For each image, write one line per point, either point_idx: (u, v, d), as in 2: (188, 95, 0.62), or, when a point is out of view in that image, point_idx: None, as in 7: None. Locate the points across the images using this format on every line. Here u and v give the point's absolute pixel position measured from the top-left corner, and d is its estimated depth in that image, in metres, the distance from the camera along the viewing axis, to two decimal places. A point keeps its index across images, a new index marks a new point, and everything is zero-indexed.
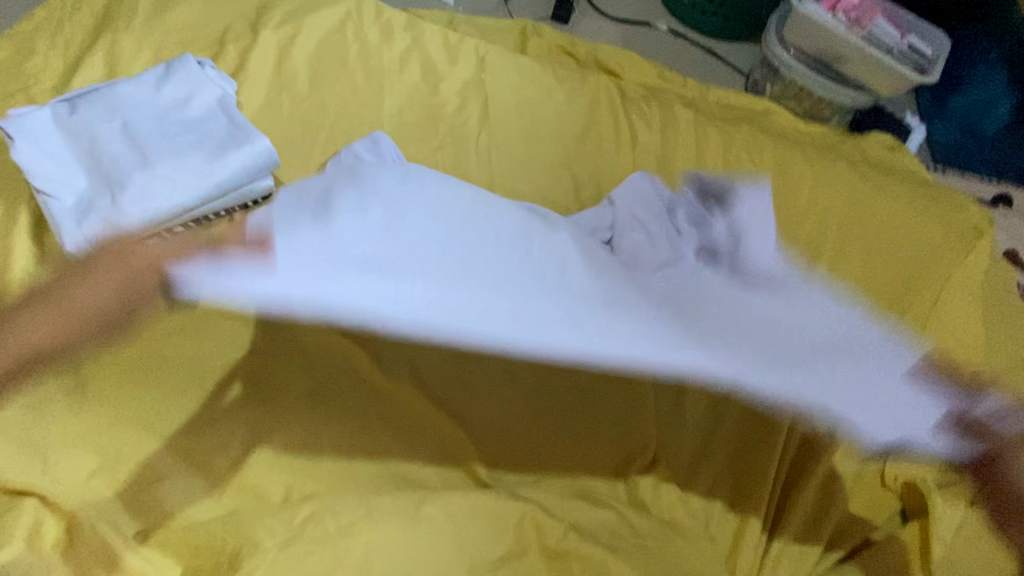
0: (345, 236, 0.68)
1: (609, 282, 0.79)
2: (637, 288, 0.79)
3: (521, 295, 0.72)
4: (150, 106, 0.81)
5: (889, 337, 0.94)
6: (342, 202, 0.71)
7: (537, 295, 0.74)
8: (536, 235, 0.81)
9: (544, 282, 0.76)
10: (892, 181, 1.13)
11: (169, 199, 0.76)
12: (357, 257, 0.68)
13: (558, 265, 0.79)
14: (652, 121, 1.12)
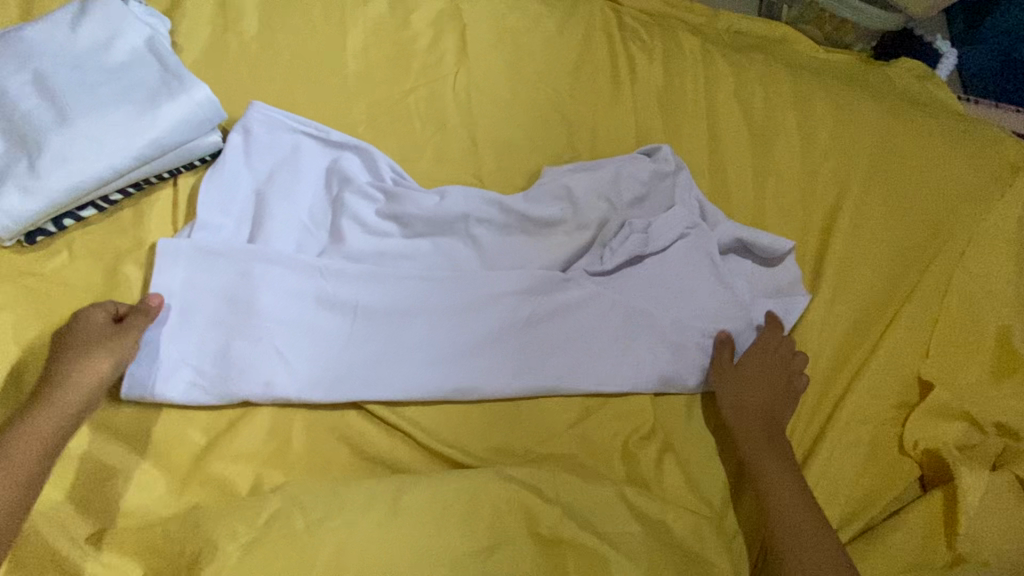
0: (258, 375, 0.64)
1: (548, 337, 0.73)
2: (585, 372, 0.72)
3: (426, 367, 0.69)
4: (65, 52, 0.69)
5: (913, 290, 0.87)
6: (258, 329, 0.66)
7: (457, 339, 0.71)
8: (460, 279, 0.72)
9: (467, 305, 0.72)
10: (922, 113, 1.02)
11: (96, 161, 0.65)
12: (278, 365, 0.65)
13: (488, 333, 0.71)
14: (654, 53, 0.99)
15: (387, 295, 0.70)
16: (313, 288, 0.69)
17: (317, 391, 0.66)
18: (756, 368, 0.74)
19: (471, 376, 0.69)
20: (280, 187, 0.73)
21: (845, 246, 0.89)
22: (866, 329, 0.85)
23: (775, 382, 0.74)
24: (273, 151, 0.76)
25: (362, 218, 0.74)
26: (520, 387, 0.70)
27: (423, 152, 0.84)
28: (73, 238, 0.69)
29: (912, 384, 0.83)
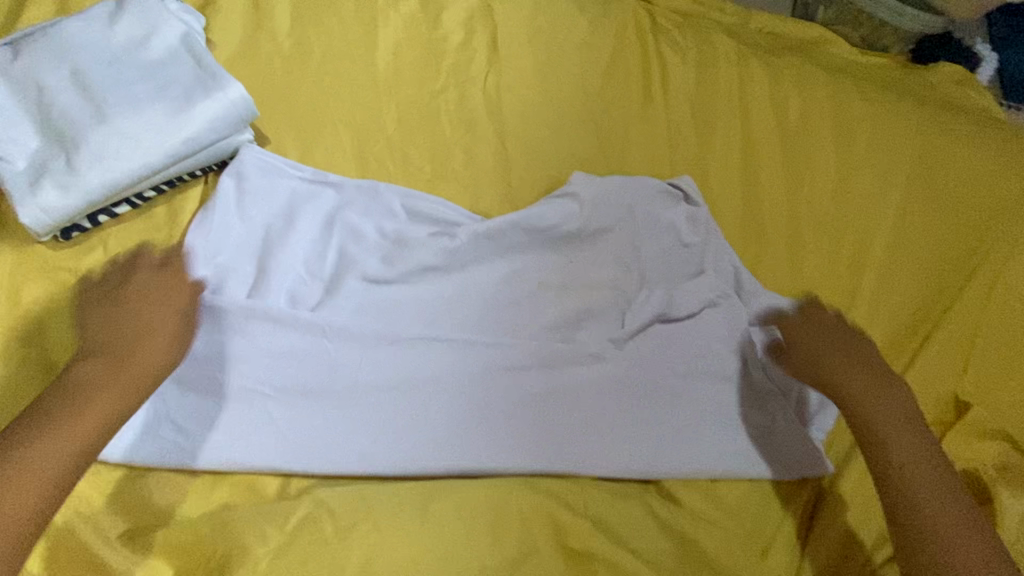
0: (248, 436, 0.63)
1: (554, 404, 0.70)
2: (592, 433, 0.69)
3: (423, 427, 0.67)
4: (101, 48, 0.69)
5: (953, 304, 0.84)
6: (249, 388, 0.65)
7: (456, 395, 0.69)
8: (467, 341, 0.71)
9: (469, 359, 0.70)
10: (964, 125, 0.98)
11: (131, 158, 0.66)
12: (270, 425, 0.64)
13: (493, 398, 0.69)
14: (687, 54, 0.97)
15: (390, 346, 0.69)
16: (317, 348, 0.67)
17: (310, 461, 0.63)
18: (856, 358, 0.69)
19: (471, 437, 0.67)
20: (283, 240, 0.72)
21: (883, 258, 0.86)
22: (902, 343, 0.82)
23: (833, 345, 0.70)
24: (283, 200, 0.74)
25: (370, 270, 0.73)
26: (521, 450, 0.67)
27: (453, 154, 0.83)
28: (106, 234, 0.69)
29: (948, 402, 0.80)
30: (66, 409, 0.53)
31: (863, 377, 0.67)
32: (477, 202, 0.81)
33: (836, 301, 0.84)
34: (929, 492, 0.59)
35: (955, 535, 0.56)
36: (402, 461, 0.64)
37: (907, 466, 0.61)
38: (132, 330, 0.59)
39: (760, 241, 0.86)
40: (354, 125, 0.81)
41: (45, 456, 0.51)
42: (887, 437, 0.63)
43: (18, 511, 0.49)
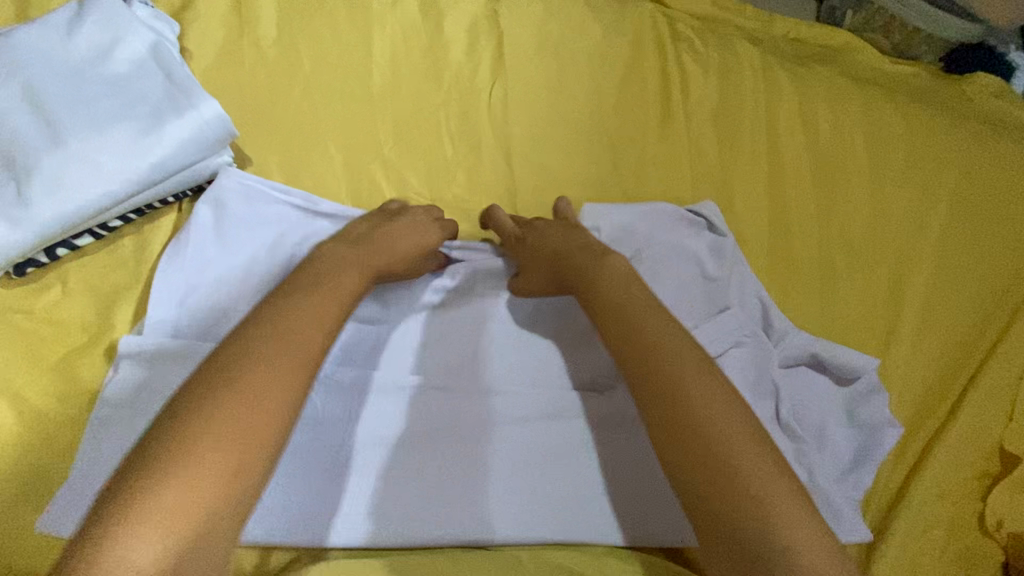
0: None
1: (567, 457, 0.61)
2: (608, 491, 0.60)
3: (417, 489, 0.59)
4: (59, 61, 0.62)
5: (998, 342, 0.77)
6: None
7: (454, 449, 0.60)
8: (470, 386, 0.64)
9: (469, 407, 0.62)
10: (1005, 145, 0.91)
11: (92, 186, 0.58)
12: None
13: (499, 450, 0.61)
14: (709, 64, 0.89)
15: (382, 396, 0.62)
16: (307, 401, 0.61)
17: (296, 531, 0.57)
18: (649, 313, 0.57)
19: (470, 498, 0.58)
20: (404, 238, 0.65)
21: (922, 291, 0.79)
22: (944, 387, 0.76)
23: (559, 235, 0.67)
24: (403, 212, 0.69)
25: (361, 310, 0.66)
26: (527, 514, 0.58)
27: (454, 176, 0.75)
28: (65, 269, 0.62)
29: (994, 453, 0.73)
30: (215, 373, 0.46)
31: (577, 260, 0.64)
32: (480, 229, 0.74)
33: (872, 340, 0.77)
34: (742, 454, 0.47)
35: (725, 412, 0.49)
36: (393, 530, 0.57)
37: (671, 384, 0.52)
38: (301, 294, 0.55)
39: (789, 273, 0.79)
40: (345, 144, 0.73)
41: (249, 410, 0.44)
42: (639, 357, 0.54)
43: (198, 496, 0.40)
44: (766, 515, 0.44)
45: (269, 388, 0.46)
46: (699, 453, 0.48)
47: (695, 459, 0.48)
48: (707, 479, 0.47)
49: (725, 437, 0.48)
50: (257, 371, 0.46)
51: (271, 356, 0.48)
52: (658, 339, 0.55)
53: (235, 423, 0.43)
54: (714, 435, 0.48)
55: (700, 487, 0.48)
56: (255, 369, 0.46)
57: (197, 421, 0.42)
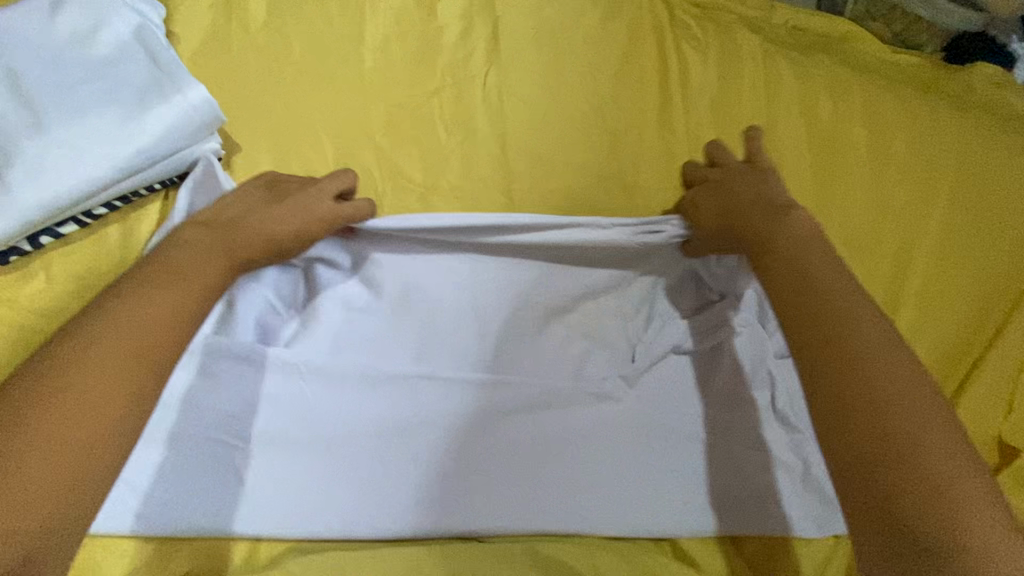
0: (210, 495, 0.55)
1: (557, 454, 0.63)
2: (599, 483, 0.62)
3: (410, 481, 0.59)
4: (41, 44, 0.60)
5: (998, 334, 0.77)
6: (211, 440, 0.57)
7: (446, 441, 0.61)
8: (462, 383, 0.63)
9: (459, 401, 0.62)
10: (1007, 134, 0.90)
11: (74, 173, 0.57)
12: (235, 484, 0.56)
13: (488, 448, 0.62)
14: (707, 50, 0.87)
15: (372, 387, 0.61)
16: (295, 395, 0.60)
17: (281, 526, 0.56)
18: (835, 286, 0.55)
19: (463, 490, 0.60)
20: (268, 222, 0.59)
21: (923, 283, 0.79)
22: (942, 380, 0.75)
23: (746, 200, 0.65)
24: (289, 186, 0.63)
25: (349, 295, 0.64)
26: (520, 505, 0.60)
27: (447, 163, 0.73)
28: (49, 258, 0.61)
29: (993, 447, 0.72)
30: (47, 371, 0.45)
31: (761, 225, 0.62)
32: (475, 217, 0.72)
33: None
34: (936, 451, 0.44)
35: (915, 399, 0.46)
36: (389, 521, 0.57)
37: (837, 349, 0.50)
38: (151, 281, 0.53)
39: None
40: (336, 131, 0.72)
41: (84, 412, 0.44)
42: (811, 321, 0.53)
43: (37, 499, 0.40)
44: (958, 507, 0.41)
45: (108, 384, 0.46)
46: (879, 438, 0.45)
47: (873, 446, 0.45)
48: (896, 466, 0.44)
49: (916, 428, 0.45)
50: (92, 368, 0.46)
51: (103, 350, 0.47)
52: (845, 317, 0.52)
53: (60, 422, 0.43)
54: (900, 425, 0.45)
55: (884, 470, 0.44)
56: (87, 364, 0.46)
57: (71, 367, 0.46)
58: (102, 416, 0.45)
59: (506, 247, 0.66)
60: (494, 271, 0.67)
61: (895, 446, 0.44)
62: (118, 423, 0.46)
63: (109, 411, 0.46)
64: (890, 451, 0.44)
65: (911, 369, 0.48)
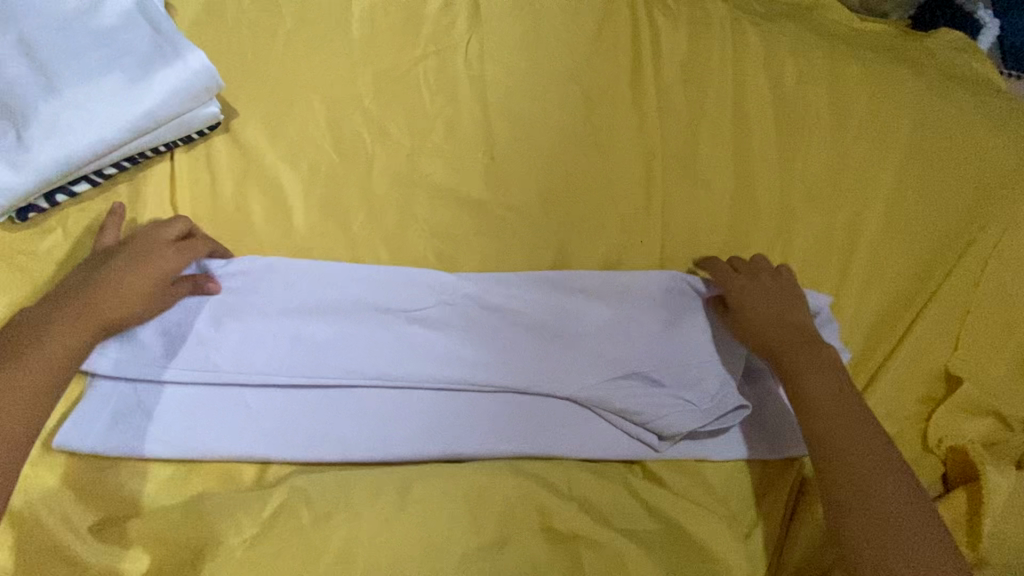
0: (225, 427, 0.62)
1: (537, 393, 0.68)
2: (577, 412, 0.68)
3: (405, 411, 0.66)
4: (52, 16, 0.65)
5: (948, 276, 0.83)
6: (225, 384, 0.64)
7: (435, 374, 0.67)
8: (446, 329, 0.69)
9: (446, 346, 0.68)
10: (962, 94, 0.94)
11: (87, 133, 0.62)
12: (251, 421, 0.63)
13: (468, 379, 0.67)
14: (679, 17, 0.92)
15: (370, 334, 0.67)
16: (292, 343, 0.66)
17: (288, 449, 0.62)
18: (808, 341, 0.69)
19: (452, 419, 0.66)
20: (110, 282, 0.61)
21: (877, 233, 0.84)
22: (896, 319, 0.81)
23: (771, 310, 0.71)
24: (135, 241, 0.63)
25: (333, 269, 0.69)
26: (505, 433, 0.66)
27: (433, 126, 0.78)
28: (65, 215, 0.67)
29: (939, 379, 0.79)
30: None
31: (789, 347, 0.69)
32: (457, 176, 0.77)
33: (828, 278, 0.82)
34: (880, 464, 0.61)
35: (901, 535, 0.57)
36: (388, 446, 0.64)
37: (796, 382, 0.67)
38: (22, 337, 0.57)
39: (751, 217, 0.83)
40: (326, 96, 0.77)
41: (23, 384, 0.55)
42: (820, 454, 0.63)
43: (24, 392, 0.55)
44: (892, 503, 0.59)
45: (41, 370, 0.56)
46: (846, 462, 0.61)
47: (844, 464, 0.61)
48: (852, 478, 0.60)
49: (866, 447, 0.62)
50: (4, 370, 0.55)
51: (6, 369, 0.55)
52: (812, 366, 0.67)
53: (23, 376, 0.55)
54: (855, 449, 0.62)
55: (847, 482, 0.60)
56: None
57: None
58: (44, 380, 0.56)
59: (485, 331, 0.70)
60: (451, 284, 0.70)
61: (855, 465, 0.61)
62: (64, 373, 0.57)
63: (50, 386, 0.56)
64: (851, 467, 0.61)
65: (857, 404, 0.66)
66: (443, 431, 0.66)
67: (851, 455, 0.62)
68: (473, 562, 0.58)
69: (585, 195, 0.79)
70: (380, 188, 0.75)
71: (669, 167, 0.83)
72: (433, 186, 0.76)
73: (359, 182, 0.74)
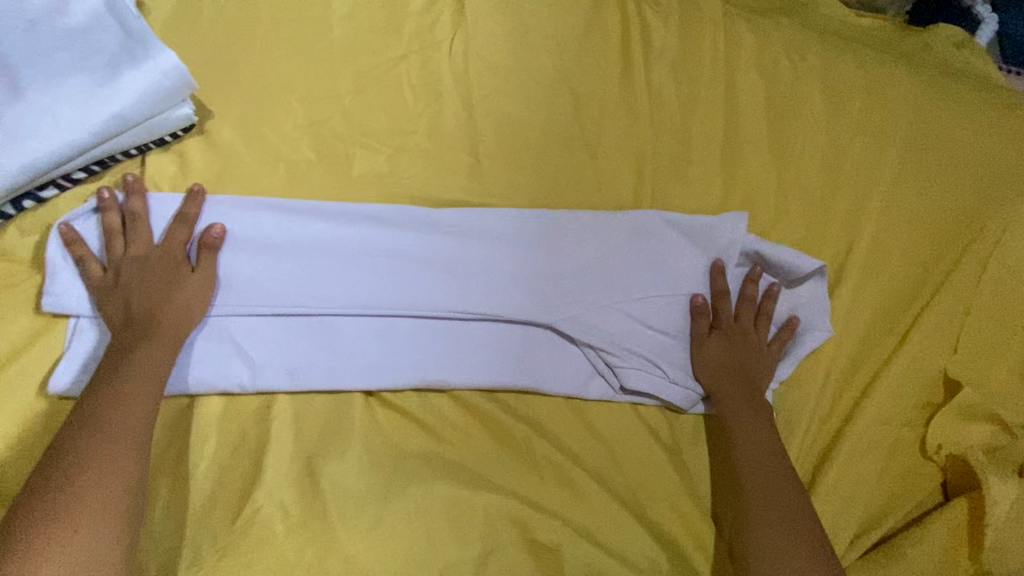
0: (209, 363, 0.63)
1: (517, 331, 0.70)
2: (553, 348, 0.70)
3: (388, 345, 0.67)
4: (13, 14, 0.63)
5: (945, 280, 0.80)
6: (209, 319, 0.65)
7: (416, 307, 0.68)
8: (431, 269, 0.70)
9: (427, 283, 0.70)
10: (956, 86, 0.92)
11: (51, 137, 0.60)
12: (232, 355, 0.64)
13: (448, 310, 0.69)
14: (670, 13, 0.90)
15: (351, 271, 0.69)
16: (273, 278, 0.67)
17: (273, 380, 0.64)
18: (759, 412, 0.68)
19: (433, 355, 0.67)
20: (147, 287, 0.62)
21: (874, 228, 0.82)
22: (892, 323, 0.79)
23: (729, 359, 0.72)
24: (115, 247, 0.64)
25: (310, 208, 0.69)
26: (486, 367, 0.68)
27: (416, 127, 0.76)
28: (32, 221, 0.65)
29: (938, 384, 0.77)
30: (70, 450, 0.52)
31: (738, 400, 0.69)
32: (440, 178, 0.75)
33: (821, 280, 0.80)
34: (800, 558, 0.59)
35: None
36: (374, 419, 0.64)
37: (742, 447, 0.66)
38: (122, 371, 0.57)
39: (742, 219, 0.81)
40: (306, 97, 0.74)
41: (137, 409, 0.55)
42: (746, 479, 0.65)
43: (143, 416, 0.56)
44: None
45: (148, 384, 0.57)
46: (766, 549, 0.60)
47: (765, 549, 0.60)
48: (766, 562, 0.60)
49: (793, 537, 0.60)
50: (120, 414, 0.54)
51: (119, 401, 0.55)
52: (762, 442, 0.66)
53: (139, 406, 0.56)
54: (780, 534, 0.60)
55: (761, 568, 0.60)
56: (118, 411, 0.55)
57: (25, 509, 0.49)
58: (147, 398, 0.57)
59: (464, 266, 0.71)
60: (431, 223, 0.72)
61: (775, 555, 0.60)
62: (158, 382, 0.58)
63: (155, 396, 0.57)
64: (768, 553, 0.60)
65: (799, 495, 0.63)
66: (425, 364, 0.67)
67: (772, 537, 0.61)
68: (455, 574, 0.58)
69: (572, 196, 0.77)
70: (362, 191, 0.72)
71: (660, 168, 0.81)
72: (418, 189, 0.74)
73: (339, 186, 0.72)
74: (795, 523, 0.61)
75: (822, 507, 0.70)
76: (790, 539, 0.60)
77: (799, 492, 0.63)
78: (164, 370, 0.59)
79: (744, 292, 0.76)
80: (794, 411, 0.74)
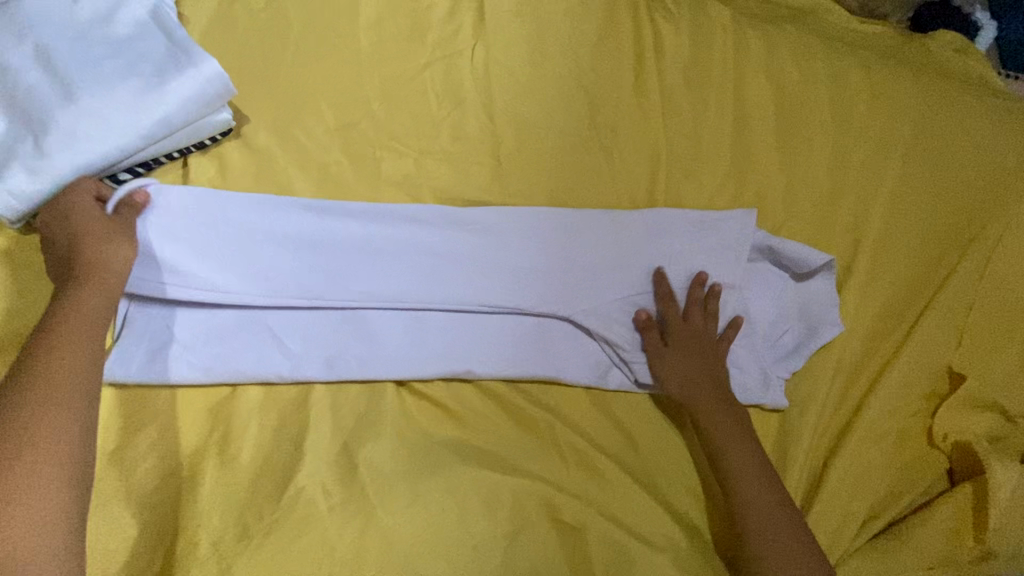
0: (250, 355, 0.66)
1: (540, 324, 0.74)
2: (574, 341, 0.74)
3: (418, 338, 0.70)
4: (67, 25, 0.67)
5: (948, 277, 0.83)
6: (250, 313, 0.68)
7: (444, 302, 0.72)
8: (458, 266, 0.74)
9: (454, 278, 0.73)
10: (957, 89, 0.96)
11: (103, 140, 0.64)
12: (273, 348, 0.67)
13: (474, 304, 0.72)
14: (680, 20, 0.93)
15: (382, 268, 0.72)
16: (309, 275, 0.70)
17: (311, 371, 0.67)
18: (726, 412, 0.70)
19: (461, 346, 0.71)
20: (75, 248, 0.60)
21: (880, 226, 0.85)
22: (898, 317, 0.82)
23: (693, 363, 0.73)
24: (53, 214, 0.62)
25: (343, 207, 0.73)
26: (511, 358, 0.71)
27: (440, 131, 0.79)
28: None
29: (943, 376, 0.80)
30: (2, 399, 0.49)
31: (706, 404, 0.71)
32: (464, 179, 0.78)
33: None
34: (783, 548, 0.63)
35: None
36: (407, 408, 0.67)
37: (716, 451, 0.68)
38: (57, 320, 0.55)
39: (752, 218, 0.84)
40: (336, 103, 0.78)
41: (71, 354, 0.53)
42: (726, 480, 0.67)
43: (79, 359, 0.54)
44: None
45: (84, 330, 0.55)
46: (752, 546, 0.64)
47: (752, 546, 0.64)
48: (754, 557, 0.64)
49: (775, 530, 0.64)
50: (56, 360, 0.52)
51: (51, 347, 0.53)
52: (735, 442, 0.68)
53: (75, 351, 0.54)
54: (763, 529, 0.64)
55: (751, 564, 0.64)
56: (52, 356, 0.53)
57: None
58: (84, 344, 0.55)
59: (490, 263, 0.74)
60: (457, 222, 0.75)
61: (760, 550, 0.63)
62: (94, 330, 0.56)
63: (92, 343, 0.55)
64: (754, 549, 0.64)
65: (773, 486, 0.66)
66: (453, 356, 0.70)
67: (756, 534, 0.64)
68: (485, 553, 0.60)
69: (589, 196, 0.81)
70: (390, 192, 0.76)
71: (673, 169, 0.84)
72: (442, 190, 0.77)
73: (369, 186, 0.75)
74: (773, 515, 0.65)
75: (834, 493, 0.73)
76: (772, 532, 0.64)
77: (773, 484, 0.67)
78: (101, 317, 0.57)
79: (756, 288, 0.79)
80: (806, 401, 0.77)
